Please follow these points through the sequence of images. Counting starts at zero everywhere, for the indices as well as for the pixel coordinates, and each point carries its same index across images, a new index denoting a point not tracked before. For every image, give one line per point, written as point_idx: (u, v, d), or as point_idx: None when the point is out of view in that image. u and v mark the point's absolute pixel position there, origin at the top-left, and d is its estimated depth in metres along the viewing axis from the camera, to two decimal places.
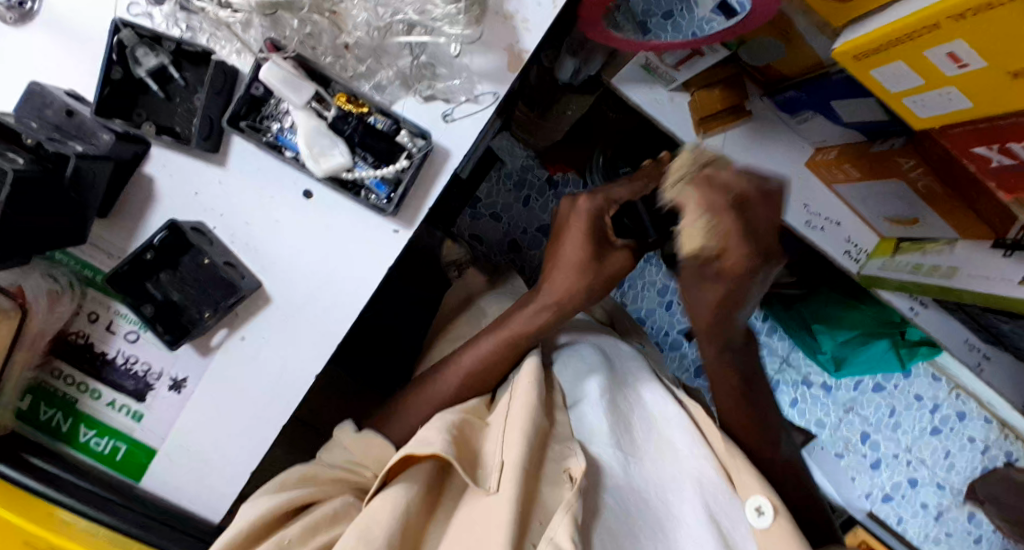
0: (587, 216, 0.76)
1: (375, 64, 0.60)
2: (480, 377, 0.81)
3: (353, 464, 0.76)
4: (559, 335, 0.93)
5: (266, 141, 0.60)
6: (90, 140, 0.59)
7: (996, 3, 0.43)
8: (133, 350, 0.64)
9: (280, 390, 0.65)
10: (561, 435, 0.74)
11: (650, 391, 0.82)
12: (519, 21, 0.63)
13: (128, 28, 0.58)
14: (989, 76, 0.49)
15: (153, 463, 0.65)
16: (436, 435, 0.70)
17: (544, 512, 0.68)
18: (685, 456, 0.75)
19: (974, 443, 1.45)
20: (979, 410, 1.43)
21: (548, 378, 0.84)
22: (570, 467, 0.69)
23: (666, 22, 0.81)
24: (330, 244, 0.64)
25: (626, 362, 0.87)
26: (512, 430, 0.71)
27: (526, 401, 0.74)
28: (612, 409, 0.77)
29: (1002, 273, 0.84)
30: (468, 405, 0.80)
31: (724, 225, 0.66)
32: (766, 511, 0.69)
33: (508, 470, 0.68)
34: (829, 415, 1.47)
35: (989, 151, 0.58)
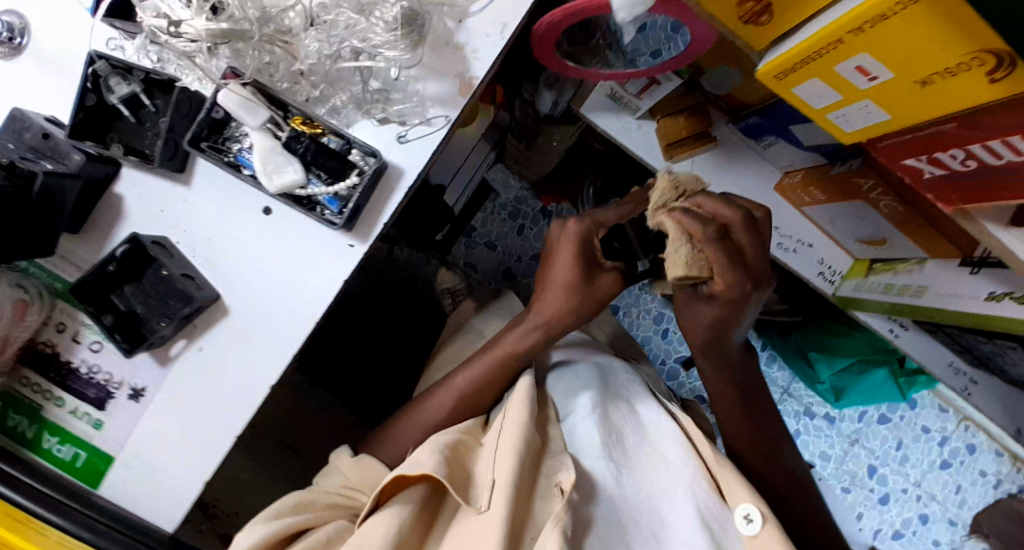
0: (576, 238, 0.79)
1: (329, 88, 0.65)
2: (471, 401, 0.83)
3: (351, 489, 0.76)
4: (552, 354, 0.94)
5: (226, 161, 0.64)
6: (63, 160, 0.63)
7: (888, 13, 0.45)
8: (96, 360, 0.68)
9: (236, 404, 0.68)
10: (554, 452, 0.75)
11: (648, 407, 0.82)
12: (469, 52, 0.67)
13: (102, 59, 0.63)
14: (898, 87, 0.52)
15: (110, 470, 0.69)
16: (429, 457, 0.70)
17: (536, 526, 0.68)
18: (677, 464, 0.75)
19: (985, 477, 1.46)
20: (990, 443, 1.45)
21: (543, 397, 0.85)
22: (561, 480, 0.69)
23: (655, 60, 0.84)
24: (302, 262, 0.67)
25: (619, 378, 0.87)
26: (503, 446, 0.72)
27: (518, 419, 0.75)
28: (604, 423, 0.77)
29: (970, 290, 0.85)
30: (465, 425, 0.80)
31: (710, 255, 0.67)
32: (755, 517, 0.68)
33: (499, 488, 0.68)
34: (833, 448, 1.48)
35: (920, 162, 0.61)
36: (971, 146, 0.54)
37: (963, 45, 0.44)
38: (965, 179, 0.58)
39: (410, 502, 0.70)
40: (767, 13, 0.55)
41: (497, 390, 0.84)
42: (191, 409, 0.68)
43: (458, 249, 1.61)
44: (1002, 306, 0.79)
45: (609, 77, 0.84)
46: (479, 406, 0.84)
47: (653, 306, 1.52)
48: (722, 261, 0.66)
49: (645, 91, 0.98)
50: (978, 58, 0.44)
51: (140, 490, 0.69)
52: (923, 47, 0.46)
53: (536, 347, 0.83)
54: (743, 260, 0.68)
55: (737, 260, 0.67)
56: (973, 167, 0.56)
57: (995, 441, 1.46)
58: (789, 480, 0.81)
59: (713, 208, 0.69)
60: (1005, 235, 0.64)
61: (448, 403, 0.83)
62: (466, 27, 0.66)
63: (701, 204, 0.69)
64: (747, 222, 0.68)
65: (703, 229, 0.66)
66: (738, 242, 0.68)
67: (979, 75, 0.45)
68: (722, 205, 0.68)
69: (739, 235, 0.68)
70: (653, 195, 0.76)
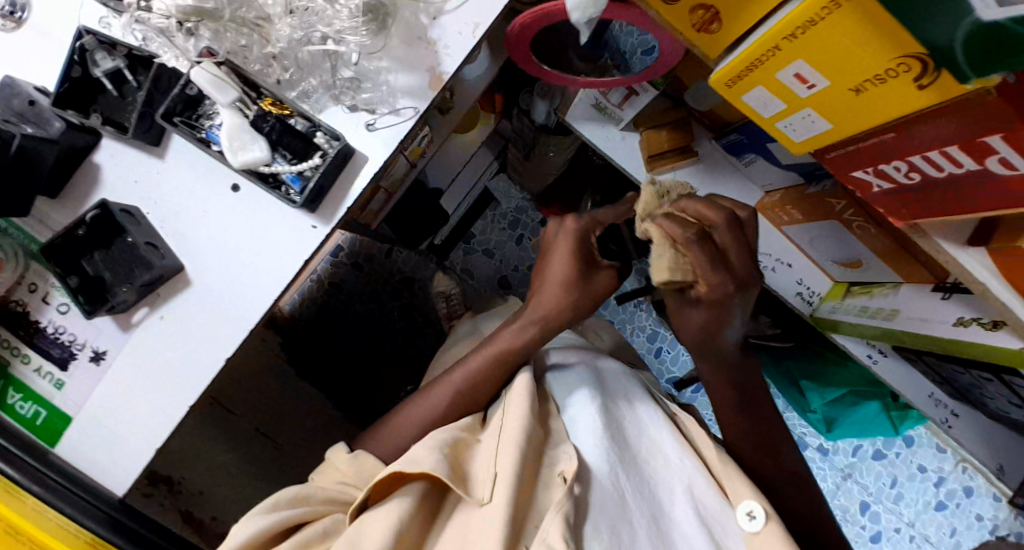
0: (574, 235, 0.78)
1: (299, 73, 0.68)
2: (468, 399, 0.81)
3: (346, 486, 0.75)
4: (548, 353, 0.91)
5: (197, 136, 0.68)
6: (43, 126, 0.67)
7: (816, 19, 0.47)
8: (62, 321, 0.73)
9: (190, 372, 0.71)
10: (557, 442, 0.74)
11: (647, 406, 0.81)
12: (440, 47, 0.69)
13: (90, 35, 0.66)
14: (835, 94, 0.53)
15: (68, 429, 0.73)
16: (428, 456, 0.69)
17: (537, 516, 0.67)
18: (675, 463, 0.74)
19: (981, 522, 1.41)
20: (988, 486, 1.41)
21: (542, 391, 0.84)
22: (563, 470, 0.69)
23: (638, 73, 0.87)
24: (281, 239, 0.70)
25: (620, 383, 0.85)
26: (507, 439, 0.71)
27: (522, 410, 0.74)
28: (607, 416, 0.76)
29: (938, 315, 0.84)
30: (462, 422, 0.78)
31: (690, 256, 0.65)
32: (758, 515, 0.67)
33: (502, 480, 0.67)
34: (826, 482, 1.44)
35: (868, 175, 0.61)
36: (913, 159, 0.54)
37: (889, 50, 0.46)
38: (909, 193, 0.58)
39: (411, 495, 0.69)
40: (717, 21, 0.58)
41: (492, 388, 0.82)
42: (147, 372, 0.72)
43: (456, 254, 1.62)
44: (970, 331, 0.79)
45: (587, 85, 0.86)
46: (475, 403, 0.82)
47: (649, 323, 1.52)
48: (702, 263, 0.64)
49: (627, 101, 1.03)
50: (903, 64, 0.46)
51: (93, 451, 0.73)
52: (852, 52, 0.48)
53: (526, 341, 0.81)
54: (723, 257, 0.65)
55: (719, 260, 0.65)
56: (917, 180, 0.56)
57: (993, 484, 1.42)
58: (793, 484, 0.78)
59: (696, 208, 0.67)
60: (963, 256, 0.65)
61: (443, 400, 0.80)
62: (439, 24, 0.68)
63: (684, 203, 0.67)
64: (731, 222, 0.65)
65: (682, 233, 0.64)
66: (719, 245, 0.65)
67: (908, 82, 0.47)
68: (704, 206, 0.66)
69: (720, 238, 0.65)
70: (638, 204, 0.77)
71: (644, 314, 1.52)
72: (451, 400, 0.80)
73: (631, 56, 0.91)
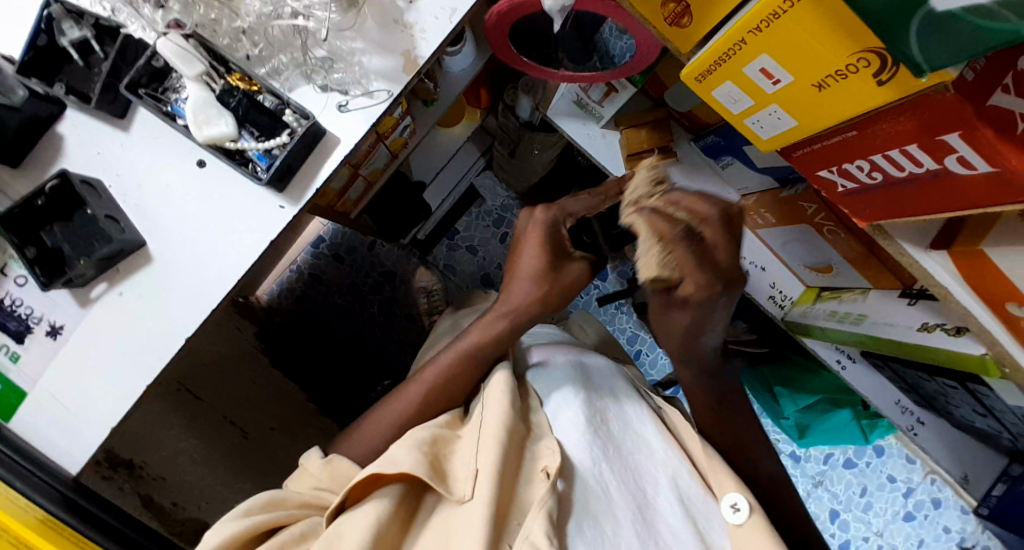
0: (542, 227, 0.78)
1: (267, 49, 0.68)
2: (443, 390, 0.80)
3: (321, 490, 0.73)
4: (530, 353, 0.89)
5: (163, 109, 0.67)
6: (8, 93, 0.67)
7: (779, 12, 0.48)
8: (19, 294, 0.72)
9: (148, 356, 0.71)
10: (539, 437, 0.73)
11: (631, 401, 0.81)
12: (417, 31, 0.68)
13: (57, 3, 0.66)
14: (799, 90, 0.54)
15: (21, 405, 0.72)
16: (407, 455, 0.68)
17: (520, 511, 0.67)
18: (661, 455, 0.74)
19: (949, 535, 1.37)
20: (956, 498, 1.37)
21: (522, 385, 0.83)
22: (546, 465, 0.68)
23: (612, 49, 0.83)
24: (258, 222, 0.70)
25: (607, 379, 0.83)
26: (486, 438, 0.70)
27: (501, 408, 0.73)
28: (589, 411, 0.75)
29: (904, 320, 0.85)
30: (444, 419, 0.78)
31: (679, 258, 0.64)
32: (742, 507, 0.68)
33: (483, 476, 0.67)
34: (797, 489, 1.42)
35: (833, 174, 0.61)
36: (874, 158, 0.55)
37: (850, 44, 0.46)
38: (874, 192, 0.58)
39: (389, 496, 0.68)
40: (688, 14, 0.58)
41: (471, 381, 0.81)
42: (98, 351, 0.71)
43: (439, 250, 1.58)
44: (934, 337, 0.80)
45: (567, 79, 0.86)
46: (451, 400, 0.81)
47: (629, 325, 1.52)
48: (690, 263, 0.63)
49: (607, 98, 1.03)
50: (864, 58, 0.46)
51: (46, 428, 0.72)
52: (814, 47, 0.48)
53: (494, 340, 0.80)
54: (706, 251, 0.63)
55: (707, 260, 0.63)
56: (879, 179, 0.57)
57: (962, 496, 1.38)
58: (771, 480, 0.79)
59: (689, 203, 0.65)
60: (926, 258, 0.65)
61: (416, 399, 0.80)
62: (416, 8, 0.68)
63: (678, 198, 0.65)
64: (725, 218, 0.63)
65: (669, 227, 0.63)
66: (708, 242, 0.63)
67: (868, 78, 0.47)
68: (697, 201, 0.64)
69: (710, 234, 0.63)
70: (628, 191, 0.77)
71: (625, 316, 1.52)
72: (431, 393, 0.80)
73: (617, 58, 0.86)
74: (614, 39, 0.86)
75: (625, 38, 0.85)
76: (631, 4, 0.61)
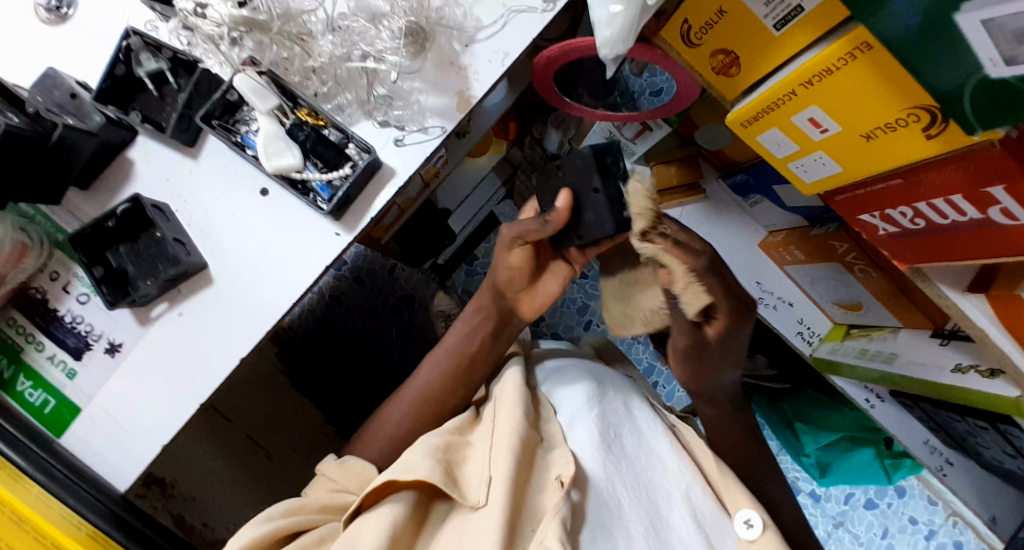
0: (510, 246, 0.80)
1: (335, 87, 0.73)
2: (451, 398, 0.84)
3: (340, 492, 0.74)
4: (546, 358, 0.90)
5: (233, 140, 0.72)
6: (83, 119, 0.71)
7: (835, 68, 0.51)
8: (81, 311, 0.75)
9: (204, 377, 0.74)
10: (552, 447, 0.74)
11: (639, 406, 0.81)
12: (471, 73, 0.72)
13: (137, 36, 0.70)
14: (847, 140, 0.56)
15: (75, 422, 0.75)
16: (422, 462, 0.69)
17: (533, 519, 0.68)
18: (674, 469, 0.75)
19: None
20: (978, 541, 1.33)
21: (533, 392, 0.83)
22: (559, 474, 0.69)
23: (653, 95, 0.98)
24: (304, 248, 0.73)
25: (620, 388, 0.83)
26: (498, 446, 0.71)
27: (514, 417, 0.74)
28: (602, 421, 0.76)
29: (937, 361, 0.84)
30: (450, 425, 0.78)
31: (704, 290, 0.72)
32: (756, 523, 0.71)
33: (497, 483, 0.68)
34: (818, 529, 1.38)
35: (874, 218, 0.63)
36: (918, 204, 0.56)
37: (901, 100, 0.49)
38: (916, 237, 0.59)
39: (404, 501, 0.68)
40: (736, 64, 0.62)
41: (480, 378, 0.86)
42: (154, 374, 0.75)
43: (457, 275, 1.55)
44: (967, 378, 0.79)
45: (603, 117, 0.89)
46: (448, 409, 0.84)
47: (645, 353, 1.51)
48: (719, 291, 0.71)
49: (640, 135, 1.06)
50: (914, 114, 0.49)
51: (98, 445, 0.75)
52: (868, 102, 0.51)
53: (489, 347, 0.86)
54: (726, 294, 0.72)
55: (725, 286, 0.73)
56: (921, 225, 0.58)
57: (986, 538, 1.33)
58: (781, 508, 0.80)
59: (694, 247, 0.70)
60: (964, 301, 0.66)
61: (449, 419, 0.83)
62: (472, 51, 0.72)
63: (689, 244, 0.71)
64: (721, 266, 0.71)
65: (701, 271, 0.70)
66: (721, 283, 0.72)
67: (918, 131, 0.50)
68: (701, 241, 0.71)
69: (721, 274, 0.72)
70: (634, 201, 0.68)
71: (642, 346, 1.52)
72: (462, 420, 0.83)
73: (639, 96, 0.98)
74: (632, 79, 0.98)
75: (647, 77, 0.97)
76: (682, 53, 0.66)
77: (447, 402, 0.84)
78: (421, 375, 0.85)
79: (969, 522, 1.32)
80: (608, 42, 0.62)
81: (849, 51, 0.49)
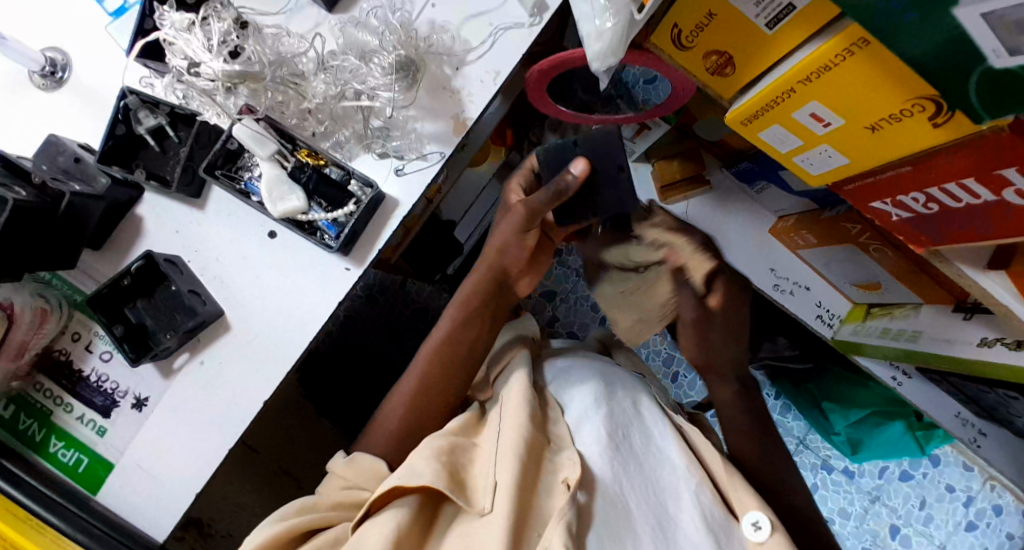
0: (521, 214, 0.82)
1: (333, 125, 0.73)
2: (445, 381, 0.80)
3: (351, 488, 0.72)
4: (553, 359, 0.88)
5: (237, 187, 0.73)
6: (90, 182, 0.72)
7: (833, 64, 0.50)
8: (105, 369, 0.76)
9: (230, 421, 0.75)
10: (560, 449, 0.73)
11: (650, 407, 0.81)
12: (465, 95, 0.73)
13: (134, 95, 0.71)
14: (850, 132, 0.56)
15: (108, 476, 0.76)
16: (427, 466, 0.67)
17: (541, 521, 0.67)
18: (681, 470, 0.74)
19: (1013, 541, 1.32)
20: (1017, 504, 1.32)
21: (540, 394, 0.82)
22: (566, 478, 0.69)
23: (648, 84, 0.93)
24: (317, 289, 0.74)
25: (626, 386, 0.82)
26: (505, 449, 0.70)
27: (520, 417, 0.73)
28: (610, 421, 0.75)
29: (961, 336, 0.80)
30: (456, 424, 0.76)
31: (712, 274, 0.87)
32: (764, 525, 0.69)
33: (503, 489, 0.67)
34: (853, 505, 1.37)
35: (886, 205, 0.62)
36: (929, 190, 0.55)
37: (904, 92, 0.48)
38: (930, 221, 0.58)
39: (408, 506, 0.67)
40: (730, 64, 0.61)
41: (474, 358, 0.82)
42: (181, 424, 0.75)
43: None
44: (993, 351, 0.74)
45: (601, 123, 0.89)
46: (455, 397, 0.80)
47: (662, 344, 1.35)
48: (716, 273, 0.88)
49: (639, 135, 1.05)
50: (919, 104, 0.48)
51: (134, 499, 0.75)
52: (868, 96, 0.51)
53: (489, 330, 0.83)
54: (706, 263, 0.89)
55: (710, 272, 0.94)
56: (934, 210, 0.57)
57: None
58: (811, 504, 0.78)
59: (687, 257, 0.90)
60: (984, 278, 0.63)
61: None
62: (463, 73, 0.73)
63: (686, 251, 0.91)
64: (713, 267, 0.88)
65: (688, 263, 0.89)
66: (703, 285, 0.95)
67: (924, 121, 0.49)
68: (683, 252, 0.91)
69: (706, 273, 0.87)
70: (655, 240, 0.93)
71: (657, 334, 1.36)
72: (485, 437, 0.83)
73: (632, 85, 0.93)
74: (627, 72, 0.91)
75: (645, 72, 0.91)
76: (674, 57, 0.66)
77: (438, 391, 0.79)
78: (422, 360, 0.81)
79: (1008, 486, 1.31)
80: (599, 56, 0.62)
81: (845, 47, 0.48)
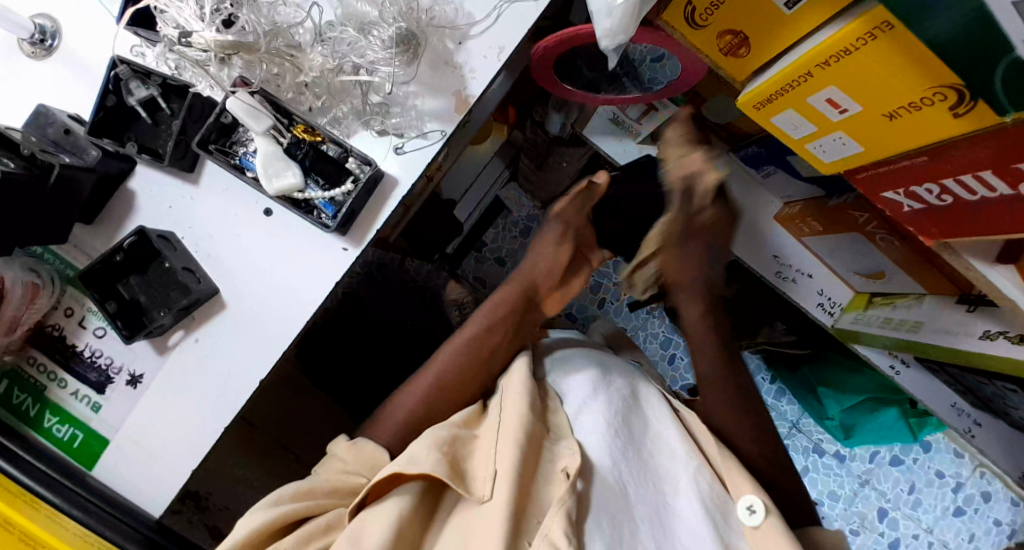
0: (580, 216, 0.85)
1: (330, 100, 0.71)
2: (459, 386, 0.78)
3: (349, 473, 0.71)
4: (555, 348, 0.88)
5: (232, 162, 0.71)
6: (79, 154, 0.70)
7: (853, 48, 0.49)
8: (99, 345, 0.75)
9: (224, 401, 0.74)
10: (559, 438, 0.72)
11: (651, 394, 0.80)
12: (467, 71, 0.71)
13: (124, 64, 0.69)
14: (868, 119, 0.54)
15: (104, 453, 0.75)
16: (427, 455, 0.67)
17: (539, 509, 0.66)
18: (680, 458, 0.73)
19: (1000, 527, 1.32)
20: (1006, 491, 1.32)
21: (539, 385, 0.81)
22: (566, 465, 0.68)
23: (657, 63, 0.83)
24: (314, 271, 0.73)
25: (626, 374, 0.82)
26: (504, 439, 0.69)
27: (520, 407, 0.72)
28: (609, 411, 0.74)
29: (961, 328, 0.78)
30: (457, 417, 0.75)
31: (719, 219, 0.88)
32: (758, 509, 0.67)
33: (502, 479, 0.66)
34: (843, 488, 1.37)
35: (898, 195, 0.60)
36: (945, 181, 0.53)
37: (926, 80, 0.47)
38: (941, 214, 0.57)
39: (409, 494, 0.66)
40: (745, 45, 0.59)
41: (487, 362, 0.81)
42: (176, 403, 0.74)
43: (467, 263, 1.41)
44: (994, 344, 0.72)
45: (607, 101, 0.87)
46: (470, 394, 0.79)
47: (662, 327, 1.34)
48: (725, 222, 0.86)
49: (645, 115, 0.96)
50: (941, 93, 0.46)
51: (132, 477, 0.75)
52: (889, 82, 0.49)
53: (512, 337, 0.82)
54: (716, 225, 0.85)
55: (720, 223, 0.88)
56: (948, 202, 0.55)
57: (1012, 488, 1.32)
58: (805, 492, 0.78)
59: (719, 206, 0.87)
60: (991, 273, 0.62)
61: None
62: (466, 48, 0.71)
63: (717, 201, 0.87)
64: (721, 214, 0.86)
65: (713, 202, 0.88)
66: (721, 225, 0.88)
67: (945, 110, 0.47)
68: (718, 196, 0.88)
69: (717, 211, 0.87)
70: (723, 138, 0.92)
71: (658, 318, 1.34)
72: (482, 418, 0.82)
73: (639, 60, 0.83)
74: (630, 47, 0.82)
75: (650, 58, 0.82)
76: (687, 37, 0.64)
77: (460, 391, 0.79)
78: (445, 355, 0.80)
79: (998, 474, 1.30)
80: (610, 32, 0.59)
81: (868, 30, 0.47)
